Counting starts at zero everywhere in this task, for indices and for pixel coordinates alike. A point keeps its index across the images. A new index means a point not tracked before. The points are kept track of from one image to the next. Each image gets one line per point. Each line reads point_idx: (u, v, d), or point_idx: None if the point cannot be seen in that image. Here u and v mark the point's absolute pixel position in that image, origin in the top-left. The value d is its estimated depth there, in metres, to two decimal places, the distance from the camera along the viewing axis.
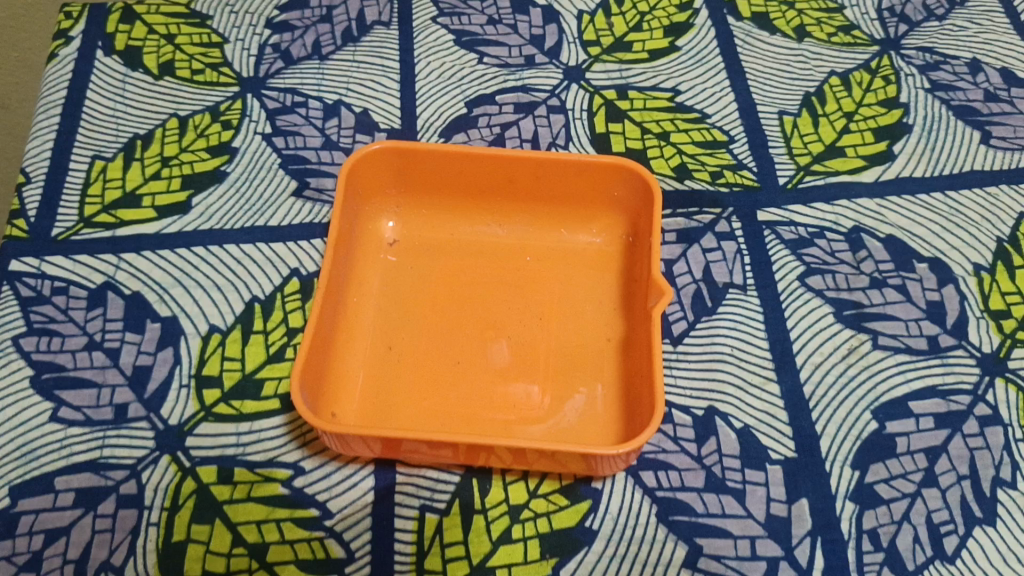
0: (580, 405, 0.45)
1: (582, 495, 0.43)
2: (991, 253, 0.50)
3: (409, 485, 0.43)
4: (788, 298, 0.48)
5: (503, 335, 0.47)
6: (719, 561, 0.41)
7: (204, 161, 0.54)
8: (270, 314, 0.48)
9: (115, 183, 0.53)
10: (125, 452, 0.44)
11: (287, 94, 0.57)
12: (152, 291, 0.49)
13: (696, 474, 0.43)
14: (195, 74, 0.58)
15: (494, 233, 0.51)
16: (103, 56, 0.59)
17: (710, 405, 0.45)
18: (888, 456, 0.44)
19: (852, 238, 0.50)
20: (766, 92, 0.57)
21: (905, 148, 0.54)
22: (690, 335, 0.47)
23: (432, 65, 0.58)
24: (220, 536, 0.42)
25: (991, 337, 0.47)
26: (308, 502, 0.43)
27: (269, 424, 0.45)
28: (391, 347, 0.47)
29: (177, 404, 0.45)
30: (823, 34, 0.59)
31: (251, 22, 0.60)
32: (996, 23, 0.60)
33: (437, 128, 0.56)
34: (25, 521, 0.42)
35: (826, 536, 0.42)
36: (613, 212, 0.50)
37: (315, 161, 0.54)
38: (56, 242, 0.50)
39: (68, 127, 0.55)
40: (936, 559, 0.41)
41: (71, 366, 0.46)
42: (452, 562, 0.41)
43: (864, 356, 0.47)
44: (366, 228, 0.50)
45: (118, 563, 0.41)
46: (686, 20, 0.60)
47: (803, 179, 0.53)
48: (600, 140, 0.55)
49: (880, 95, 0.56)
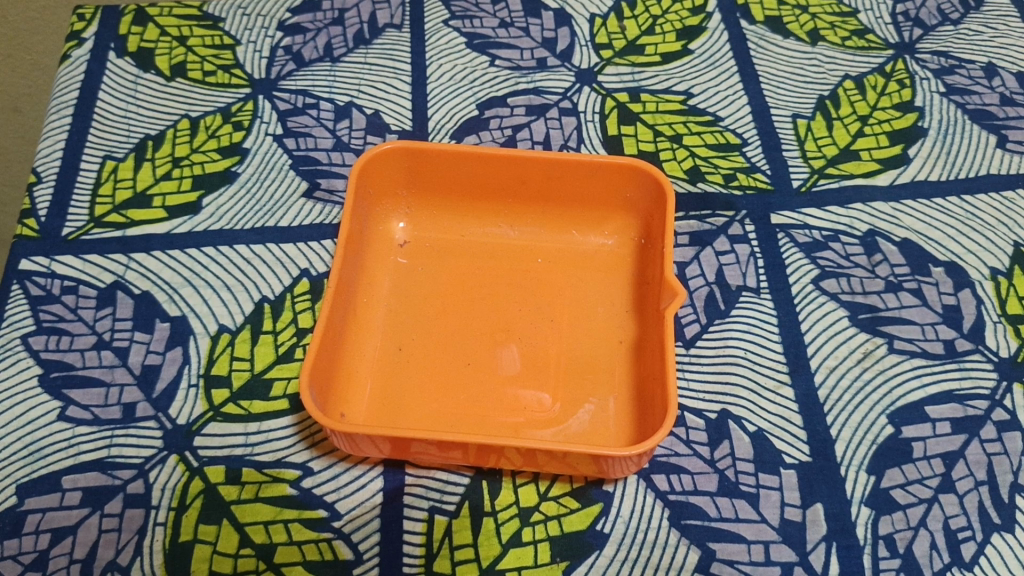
0: (591, 408, 0.44)
1: (593, 498, 0.42)
2: (1008, 257, 0.50)
3: (419, 486, 0.43)
4: (803, 302, 0.48)
5: (514, 339, 0.47)
6: (732, 566, 0.40)
7: (215, 161, 0.54)
8: (280, 314, 0.48)
9: (127, 183, 0.53)
10: (132, 451, 0.43)
11: (298, 96, 0.57)
12: (162, 290, 0.48)
13: (709, 478, 0.42)
14: (207, 76, 0.58)
15: (506, 235, 0.51)
16: (116, 58, 0.59)
17: (723, 408, 0.45)
18: (904, 461, 0.43)
19: (866, 241, 0.50)
20: (779, 94, 0.56)
21: (920, 151, 0.54)
22: (703, 338, 0.47)
23: (443, 68, 0.58)
24: (228, 537, 0.41)
25: (1008, 341, 0.47)
26: (316, 503, 0.42)
27: (278, 425, 0.44)
28: (401, 348, 0.46)
29: (186, 403, 0.45)
30: (837, 38, 0.59)
31: (263, 24, 0.60)
32: (1012, 28, 0.60)
33: (448, 130, 0.55)
34: (32, 520, 0.42)
35: (842, 542, 0.41)
36: (626, 213, 0.50)
37: (325, 162, 0.54)
38: (67, 241, 0.50)
39: (80, 127, 0.55)
40: (954, 566, 0.41)
41: (80, 365, 0.46)
42: (461, 565, 0.41)
43: (879, 360, 0.46)
44: (377, 229, 0.50)
45: (125, 563, 0.41)
46: (698, 24, 0.60)
47: (817, 182, 0.52)
48: (612, 142, 0.54)
49: (895, 98, 0.56)
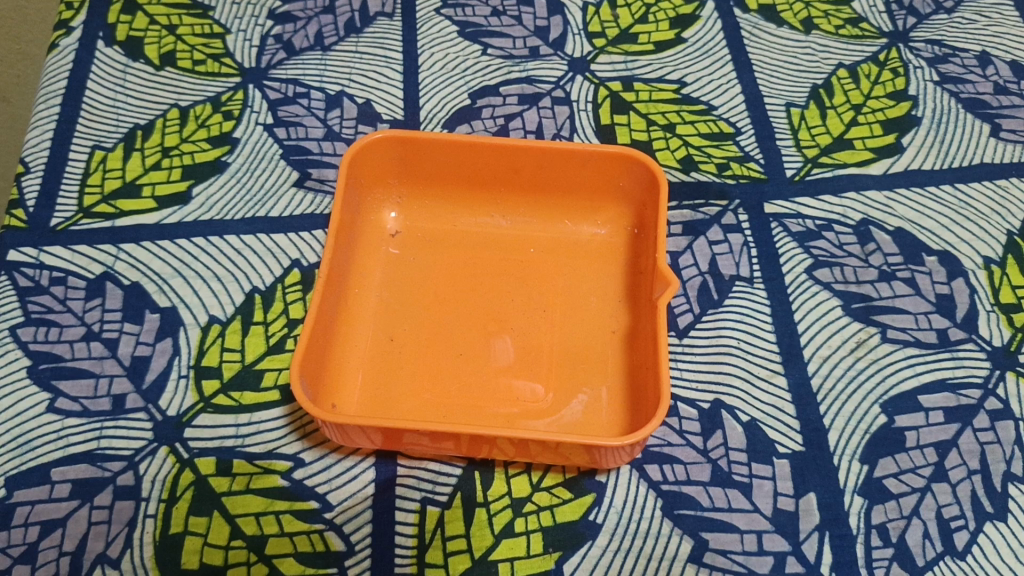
0: (584, 399, 0.44)
1: (586, 489, 0.42)
2: (1002, 246, 0.50)
3: (410, 477, 0.42)
4: (796, 291, 0.48)
5: (507, 330, 0.46)
6: (725, 556, 0.40)
7: (205, 151, 0.53)
8: (271, 305, 0.47)
9: (116, 173, 0.52)
10: (122, 443, 0.43)
11: (289, 85, 0.56)
12: (151, 281, 0.48)
13: (702, 467, 0.42)
14: (197, 65, 0.57)
15: (498, 225, 0.50)
16: (104, 46, 0.58)
17: (716, 398, 0.44)
18: (897, 450, 0.43)
19: (860, 230, 0.50)
20: (773, 83, 0.56)
21: (913, 140, 0.53)
22: (696, 328, 0.46)
23: (436, 57, 0.58)
24: (218, 528, 0.41)
25: (1002, 330, 0.47)
26: (307, 494, 0.42)
27: (269, 416, 0.44)
28: (392, 338, 0.46)
29: (176, 395, 0.44)
30: (831, 27, 0.59)
31: (253, 12, 0.60)
32: (1006, 16, 0.60)
33: (440, 119, 0.55)
34: (21, 512, 0.41)
35: (834, 532, 0.41)
36: (620, 203, 0.50)
37: (316, 151, 0.53)
38: (55, 232, 0.50)
39: (68, 117, 0.54)
40: (947, 555, 0.41)
41: (69, 356, 0.45)
42: (453, 556, 0.40)
43: (872, 349, 0.46)
44: (368, 219, 0.50)
45: (114, 555, 0.41)
46: (692, 12, 0.60)
47: (810, 172, 0.52)
48: (605, 132, 0.54)
49: (889, 87, 0.56)
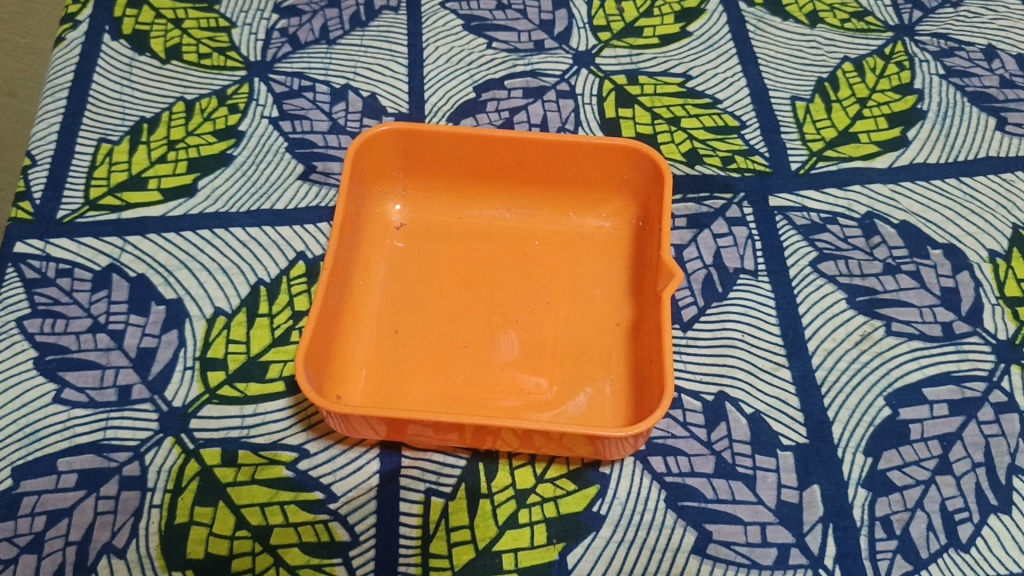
0: (588, 391, 0.44)
1: (590, 480, 0.42)
2: (1007, 240, 0.50)
3: (415, 468, 0.43)
4: (801, 284, 0.48)
5: (511, 322, 0.46)
6: (729, 548, 0.40)
7: (211, 144, 0.53)
8: (276, 297, 0.47)
9: (122, 166, 0.52)
10: (128, 434, 0.43)
11: (294, 79, 0.56)
12: (157, 273, 0.48)
13: (705, 459, 0.42)
14: (203, 58, 0.57)
15: (502, 217, 0.50)
16: (111, 40, 0.58)
17: (720, 390, 0.44)
18: (901, 443, 0.43)
19: (865, 223, 0.50)
20: (778, 77, 0.56)
21: (918, 134, 0.53)
22: (701, 320, 0.46)
23: (441, 50, 0.58)
24: (224, 518, 0.41)
25: (1006, 323, 0.47)
26: (312, 485, 0.42)
27: (274, 407, 0.44)
28: (397, 329, 0.46)
29: (181, 386, 0.45)
30: (836, 20, 0.59)
31: (258, 6, 0.60)
32: (1012, 10, 0.59)
33: (445, 113, 0.55)
34: (27, 502, 0.42)
35: (838, 524, 0.41)
36: (623, 195, 0.50)
37: (321, 144, 0.54)
38: (62, 224, 0.50)
39: (74, 110, 0.54)
40: (950, 547, 0.41)
41: (75, 348, 0.45)
42: (458, 546, 0.41)
43: (877, 342, 0.46)
44: (373, 211, 0.50)
45: (120, 545, 0.41)
46: (698, 5, 0.60)
47: (815, 165, 0.52)
48: (610, 125, 0.54)
49: (894, 81, 0.56)
